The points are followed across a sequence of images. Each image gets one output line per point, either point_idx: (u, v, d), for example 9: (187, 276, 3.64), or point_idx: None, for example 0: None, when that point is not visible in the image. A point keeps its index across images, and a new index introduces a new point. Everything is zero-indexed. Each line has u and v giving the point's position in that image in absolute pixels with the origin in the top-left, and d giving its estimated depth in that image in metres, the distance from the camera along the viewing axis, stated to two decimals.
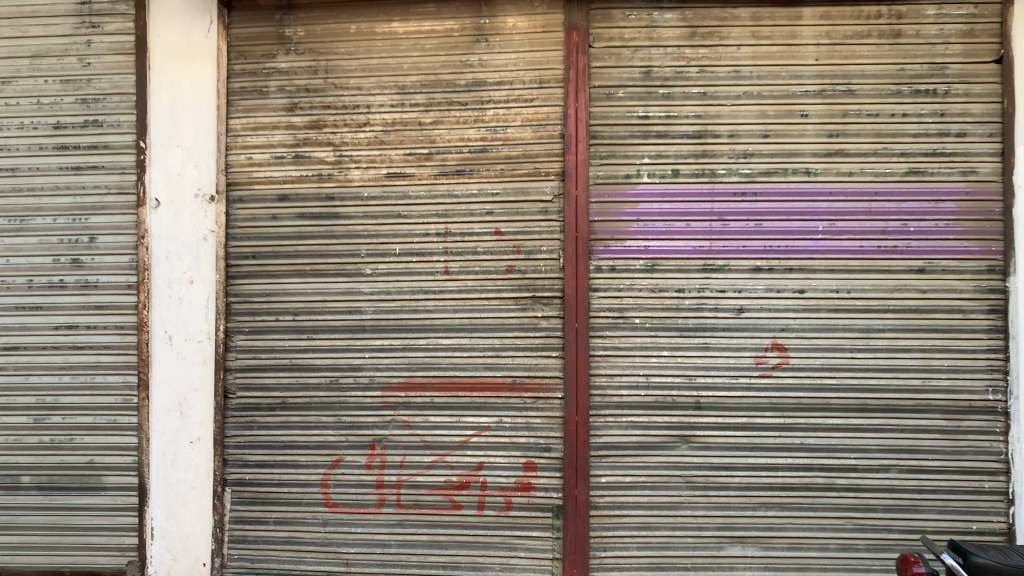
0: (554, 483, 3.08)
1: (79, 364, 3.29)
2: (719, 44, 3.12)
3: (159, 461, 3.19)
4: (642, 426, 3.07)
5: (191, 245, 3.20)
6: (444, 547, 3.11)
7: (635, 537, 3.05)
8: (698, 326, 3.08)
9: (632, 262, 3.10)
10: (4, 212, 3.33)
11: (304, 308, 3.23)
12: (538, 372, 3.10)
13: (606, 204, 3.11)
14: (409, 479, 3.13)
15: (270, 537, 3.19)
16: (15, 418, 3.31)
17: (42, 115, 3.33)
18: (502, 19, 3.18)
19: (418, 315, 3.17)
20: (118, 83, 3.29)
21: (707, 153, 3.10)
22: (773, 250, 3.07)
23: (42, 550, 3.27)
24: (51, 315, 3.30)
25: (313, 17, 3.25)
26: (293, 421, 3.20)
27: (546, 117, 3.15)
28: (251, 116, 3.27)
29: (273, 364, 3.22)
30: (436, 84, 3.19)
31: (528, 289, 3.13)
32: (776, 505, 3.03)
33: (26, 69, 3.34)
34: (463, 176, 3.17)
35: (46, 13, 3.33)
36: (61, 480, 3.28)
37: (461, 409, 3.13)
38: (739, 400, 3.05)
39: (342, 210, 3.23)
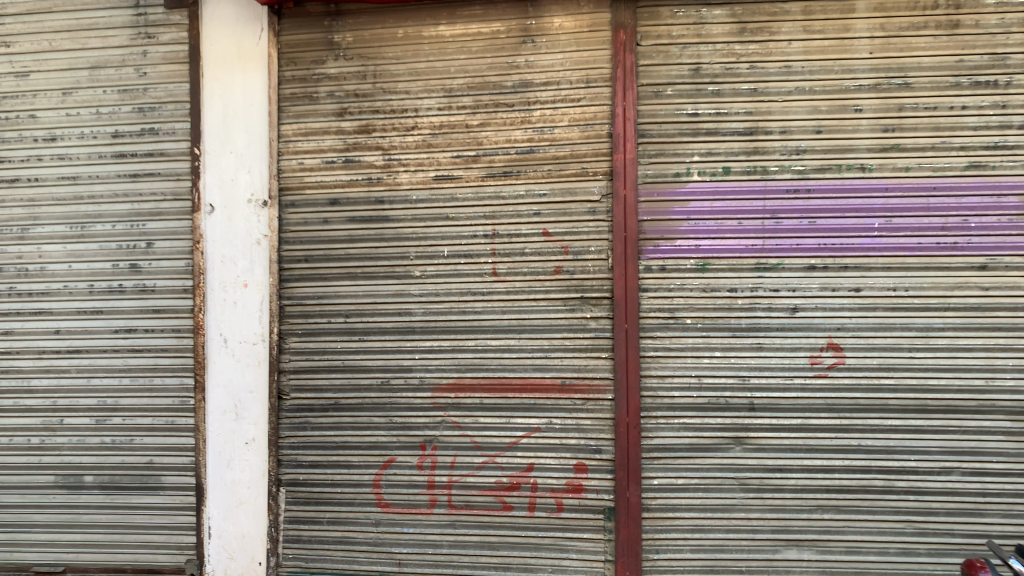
0: (606, 484, 3.06)
1: (138, 366, 3.37)
2: (770, 39, 3.07)
3: (216, 461, 3.26)
4: (694, 428, 3.03)
5: (245, 249, 3.27)
6: (495, 548, 3.11)
7: (688, 539, 3.02)
8: (751, 326, 3.03)
9: (682, 262, 3.06)
10: (66, 219, 3.44)
11: (355, 310, 3.26)
12: (587, 374, 3.09)
13: (655, 203, 3.08)
14: (461, 480, 3.15)
15: (324, 537, 3.23)
16: (77, 420, 3.40)
17: (101, 124, 3.42)
18: (549, 19, 3.18)
19: (468, 316, 3.18)
20: (173, 92, 3.37)
21: (759, 150, 3.05)
22: (828, 248, 3.01)
23: (104, 547, 3.37)
24: (111, 319, 3.39)
25: (361, 22, 3.28)
26: (345, 422, 3.24)
27: (593, 117, 3.14)
28: (301, 122, 3.31)
29: (325, 365, 3.26)
30: (484, 87, 3.20)
31: (577, 290, 3.12)
32: (833, 508, 2.97)
33: (86, 80, 3.43)
34: (511, 178, 3.17)
35: (104, 25, 3.42)
36: (121, 479, 3.36)
37: (511, 410, 3.14)
38: (794, 401, 3.00)
39: (391, 214, 3.25)
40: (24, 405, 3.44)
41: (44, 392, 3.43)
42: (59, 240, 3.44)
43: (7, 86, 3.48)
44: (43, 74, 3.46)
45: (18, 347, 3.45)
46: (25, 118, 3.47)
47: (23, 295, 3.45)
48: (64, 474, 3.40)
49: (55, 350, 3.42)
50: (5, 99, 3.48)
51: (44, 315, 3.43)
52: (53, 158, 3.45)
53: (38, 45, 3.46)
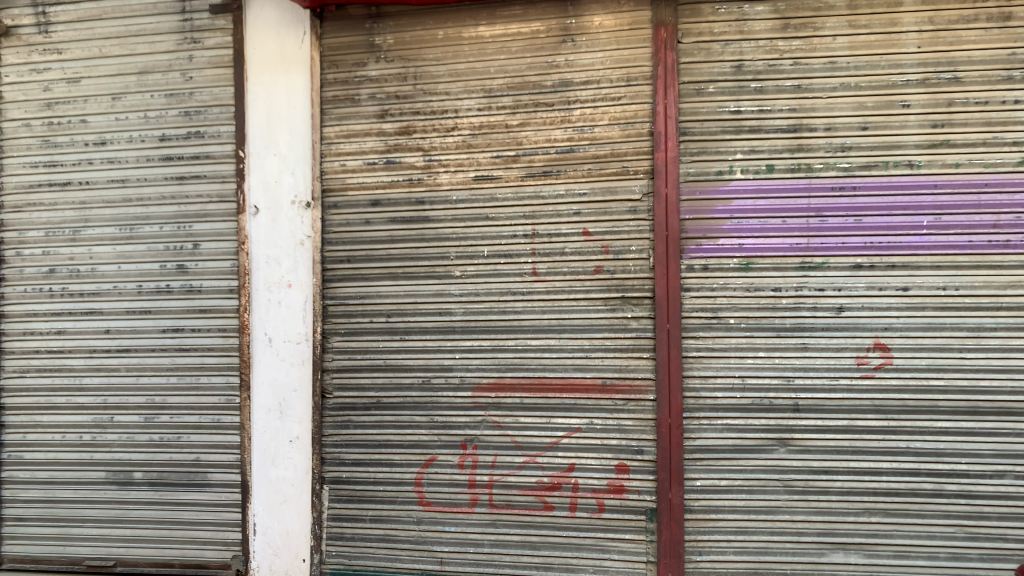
0: (648, 485, 3.05)
1: (185, 365, 3.44)
2: (814, 35, 3.02)
3: (261, 459, 3.32)
4: (738, 429, 3.00)
5: (289, 250, 3.32)
6: (537, 548, 3.11)
7: (732, 541, 2.99)
8: (796, 326, 2.99)
9: (725, 261, 3.03)
10: (116, 221, 3.52)
11: (396, 310, 3.29)
12: (628, 374, 3.07)
13: (697, 201, 3.05)
14: (501, 479, 3.15)
15: (366, 534, 3.26)
16: (127, 417, 3.47)
17: (149, 128, 3.50)
18: (589, 18, 3.17)
19: (508, 316, 3.19)
20: (218, 96, 3.43)
21: (803, 147, 3.01)
22: (874, 246, 2.95)
23: (153, 542, 3.44)
24: (159, 319, 3.46)
25: (401, 24, 3.30)
26: (387, 421, 3.26)
27: (634, 115, 3.12)
28: (343, 124, 3.34)
29: (367, 364, 3.29)
30: (524, 86, 3.20)
31: (618, 289, 3.11)
32: (881, 512, 2.92)
33: (134, 85, 3.51)
34: (551, 177, 3.17)
35: (152, 31, 3.49)
36: (169, 476, 3.43)
37: (551, 410, 3.13)
38: (840, 402, 2.95)
39: (432, 214, 3.27)
40: (76, 403, 3.52)
41: (95, 390, 3.51)
42: (109, 241, 3.52)
43: (58, 91, 3.57)
44: (93, 79, 3.54)
45: (71, 346, 3.54)
46: (76, 122, 3.56)
47: (75, 296, 3.54)
48: (114, 470, 3.48)
49: (105, 349, 3.51)
50: (57, 104, 3.57)
51: (94, 315, 3.52)
52: (103, 161, 3.53)
53: (88, 51, 3.54)
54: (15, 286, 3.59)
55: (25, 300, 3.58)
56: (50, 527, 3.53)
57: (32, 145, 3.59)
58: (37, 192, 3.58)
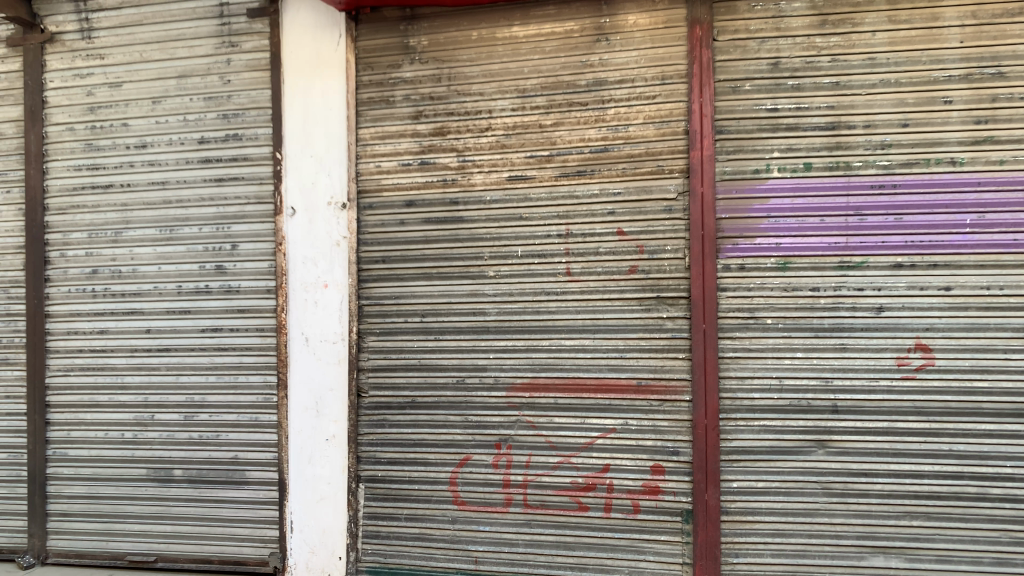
0: (683, 487, 3.03)
1: (224, 365, 3.49)
2: (852, 31, 2.98)
3: (298, 458, 3.35)
4: (775, 431, 2.96)
5: (326, 251, 3.35)
6: (572, 548, 3.11)
7: (769, 544, 2.95)
8: (834, 326, 2.95)
9: (762, 260, 3.00)
10: (156, 222, 3.58)
11: (430, 310, 3.30)
12: (664, 374, 3.06)
13: (734, 200, 3.03)
14: (536, 479, 3.15)
15: (401, 533, 3.28)
16: (167, 416, 3.53)
17: (188, 131, 3.56)
18: (624, 17, 3.16)
19: (542, 316, 3.19)
20: (256, 99, 3.48)
21: (842, 145, 2.97)
22: (915, 245, 2.90)
23: (192, 539, 3.49)
24: (198, 319, 3.52)
25: (435, 26, 3.32)
26: (422, 420, 3.28)
27: (669, 114, 3.10)
28: (379, 126, 3.37)
29: (402, 364, 3.31)
30: (558, 86, 3.20)
31: (653, 289, 3.09)
32: (922, 515, 2.87)
33: (174, 89, 3.56)
34: (585, 177, 3.16)
35: (191, 35, 3.54)
36: (208, 474, 3.48)
37: (586, 411, 3.13)
38: (880, 404, 2.90)
39: (466, 214, 3.28)
40: (118, 401, 3.59)
41: (136, 389, 3.58)
42: (150, 242, 3.58)
43: (101, 96, 3.64)
44: (134, 83, 3.61)
45: (112, 345, 3.61)
46: (118, 126, 3.62)
47: (117, 296, 3.61)
48: (155, 468, 3.54)
49: (146, 349, 3.57)
50: (100, 108, 3.65)
51: (135, 315, 3.58)
52: (144, 164, 3.59)
53: (130, 56, 3.61)
54: (59, 287, 3.67)
55: (69, 300, 3.66)
56: (93, 522, 3.60)
57: (76, 149, 3.67)
58: (81, 194, 3.66)
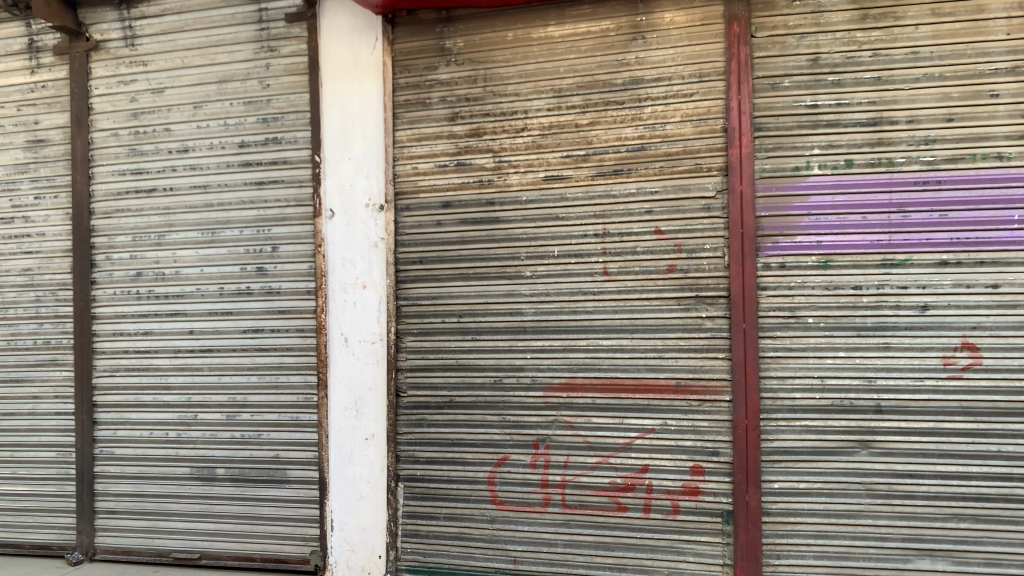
0: (724, 488, 3.00)
1: (265, 365, 3.54)
2: (894, 25, 2.93)
3: (338, 457, 3.39)
4: (817, 431, 2.93)
5: (364, 252, 3.39)
6: (611, 548, 3.10)
7: (812, 545, 2.91)
8: (877, 325, 2.90)
9: (803, 258, 2.96)
10: (197, 225, 3.64)
11: (467, 310, 3.32)
12: (703, 374, 3.03)
13: (773, 198, 2.99)
14: (574, 479, 3.15)
15: (441, 532, 3.30)
16: (210, 415, 3.59)
17: (229, 135, 3.61)
18: (660, 15, 3.14)
19: (579, 316, 3.18)
20: (295, 102, 3.53)
21: (884, 141, 2.92)
22: (962, 242, 2.84)
23: (235, 537, 3.54)
24: (240, 320, 3.58)
25: (471, 27, 3.33)
26: (460, 420, 3.29)
27: (707, 111, 3.08)
28: (415, 127, 3.39)
29: (440, 364, 3.33)
30: (594, 85, 3.19)
31: (691, 289, 3.07)
32: (970, 517, 2.81)
33: (215, 94, 3.62)
34: (622, 176, 3.15)
35: (231, 41, 3.60)
36: (250, 472, 3.54)
37: (624, 411, 3.11)
38: (925, 404, 2.85)
39: (503, 214, 3.29)
40: (162, 401, 3.66)
41: (180, 389, 3.64)
42: (192, 245, 3.64)
43: (144, 101, 3.71)
44: (176, 89, 3.67)
45: (156, 346, 3.68)
46: (161, 131, 3.69)
47: (160, 298, 3.67)
48: (198, 466, 3.60)
49: (189, 349, 3.64)
50: (143, 114, 3.72)
51: (178, 316, 3.65)
52: (186, 168, 3.66)
53: (172, 62, 3.67)
54: (105, 289, 3.75)
55: (114, 302, 3.74)
56: (139, 520, 3.67)
57: (120, 154, 3.75)
58: (125, 198, 3.73)
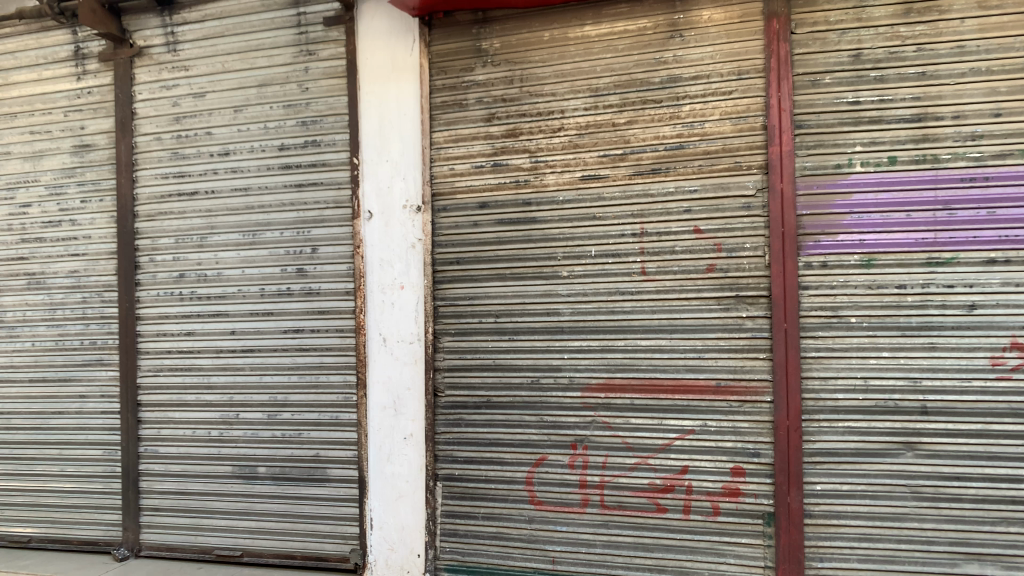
0: (765, 489, 2.97)
1: (305, 365, 3.58)
2: (939, 19, 2.87)
3: (376, 456, 3.42)
4: (861, 432, 2.88)
5: (402, 253, 3.41)
6: (650, 550, 3.08)
7: (856, 548, 2.87)
8: (923, 324, 2.85)
9: (845, 257, 2.91)
10: (239, 227, 3.69)
11: (504, 310, 3.32)
12: (744, 374, 3.00)
13: (815, 196, 2.96)
14: (613, 480, 3.14)
15: (479, 531, 3.31)
16: (251, 414, 3.64)
17: (269, 138, 3.66)
18: (698, 13, 3.12)
19: (617, 316, 3.17)
20: (333, 105, 3.56)
21: (929, 137, 2.87)
22: (1010, 240, 2.79)
23: (277, 535, 3.59)
24: (281, 320, 3.63)
25: (507, 28, 3.33)
26: (497, 420, 3.30)
27: (746, 109, 3.05)
28: (452, 129, 3.41)
29: (477, 364, 3.34)
30: (631, 84, 3.18)
31: (731, 289, 3.04)
32: (1020, 521, 2.75)
33: (255, 98, 3.67)
34: (660, 175, 3.13)
35: (270, 45, 3.65)
36: (291, 471, 3.58)
37: (663, 412, 3.10)
38: (973, 405, 2.80)
39: (540, 214, 3.29)
40: (205, 400, 3.72)
41: (222, 389, 3.70)
42: (233, 247, 3.70)
43: (186, 106, 3.78)
44: (217, 94, 3.73)
45: (199, 346, 3.74)
46: (202, 135, 3.75)
47: (202, 299, 3.74)
48: (239, 465, 3.65)
49: (231, 349, 3.69)
50: (185, 118, 3.78)
51: (220, 317, 3.71)
52: (228, 171, 3.71)
53: (213, 67, 3.73)
54: (149, 291, 3.82)
55: (158, 304, 3.80)
56: (183, 517, 3.74)
57: (163, 158, 3.81)
58: (168, 202, 3.80)
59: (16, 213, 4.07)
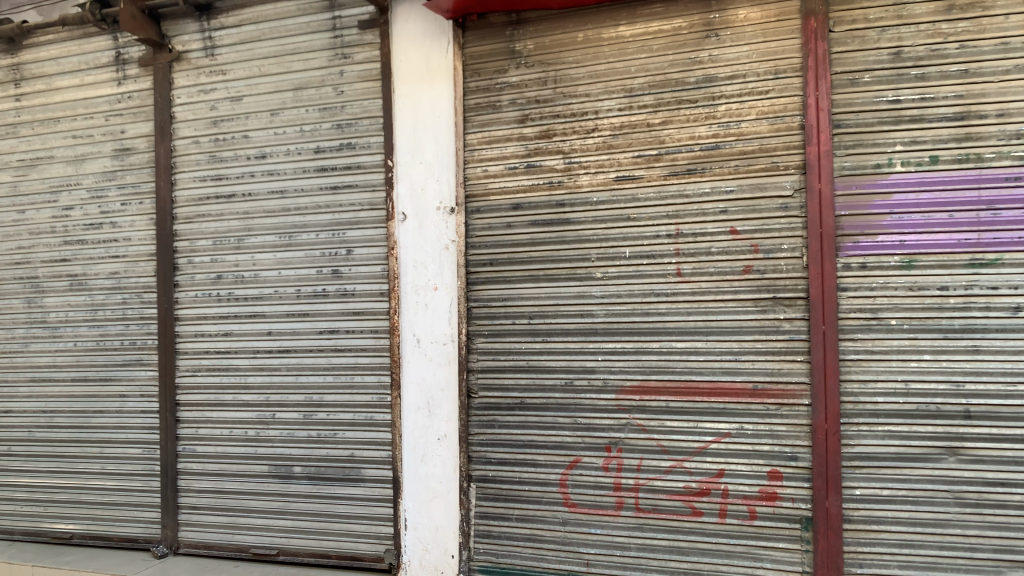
0: (803, 494, 2.93)
1: (340, 365, 3.61)
2: (982, 15, 2.82)
3: (411, 457, 3.44)
4: (901, 436, 2.83)
5: (436, 255, 3.43)
6: (686, 553, 3.06)
7: (896, 555, 2.82)
8: (966, 327, 2.79)
9: (885, 258, 2.87)
10: (276, 229, 3.73)
11: (537, 312, 3.32)
12: (781, 377, 2.97)
13: (853, 197, 2.91)
14: (647, 483, 3.12)
15: (513, 533, 3.31)
16: (287, 415, 3.68)
17: (305, 141, 3.70)
18: (734, 12, 3.09)
19: (651, 318, 3.15)
20: (368, 108, 3.59)
21: (972, 136, 2.81)
22: None
23: (312, 534, 3.62)
24: (316, 321, 3.66)
25: (541, 29, 3.33)
26: (531, 421, 3.30)
27: (783, 109, 3.02)
28: (486, 131, 3.41)
29: (511, 365, 3.34)
30: (666, 84, 3.16)
31: (768, 290, 3.01)
32: None
33: (291, 101, 3.71)
34: (695, 175, 3.11)
35: (306, 48, 3.68)
36: (326, 471, 3.60)
37: (698, 415, 3.07)
38: (1018, 410, 2.74)
39: (574, 216, 3.28)
40: (242, 400, 3.77)
41: (258, 389, 3.74)
42: (270, 249, 3.74)
43: (223, 110, 3.83)
44: (253, 97, 3.77)
45: (236, 346, 3.78)
46: (239, 138, 3.80)
47: (240, 300, 3.78)
48: (276, 465, 3.69)
49: (268, 350, 3.73)
50: (222, 121, 3.83)
51: (257, 318, 3.75)
52: (264, 173, 3.75)
53: (250, 70, 3.77)
54: (187, 292, 3.88)
55: (196, 304, 3.86)
56: (220, 515, 3.78)
57: (201, 161, 3.87)
58: (206, 204, 3.86)
59: (58, 215, 4.15)
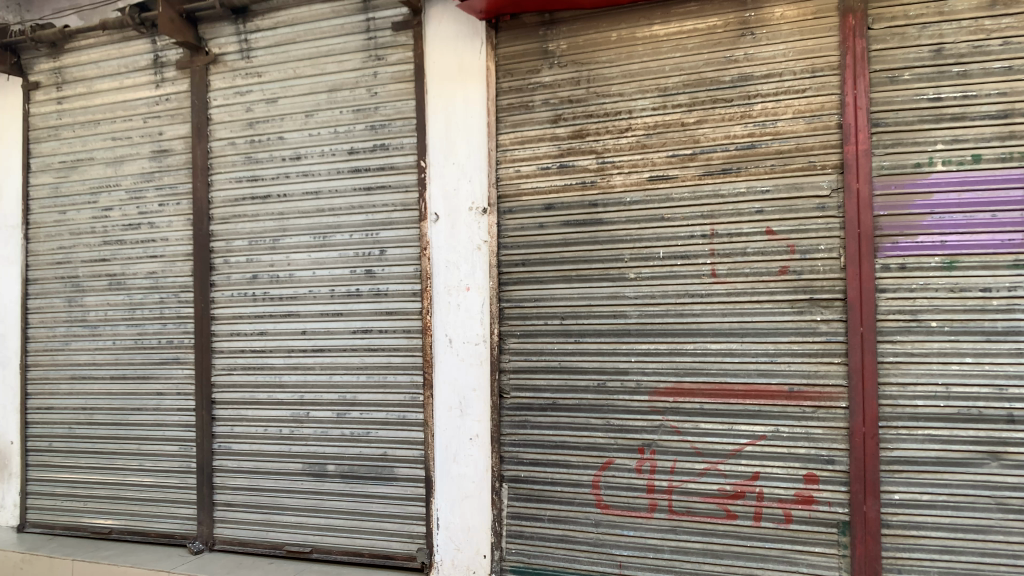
0: (840, 498, 2.89)
1: (373, 365, 3.64)
2: None
3: (443, 456, 3.46)
4: (941, 441, 2.78)
5: (468, 255, 3.44)
6: (720, 556, 3.04)
7: (936, 561, 2.76)
8: (1009, 329, 2.74)
9: (925, 259, 2.82)
10: (310, 229, 3.77)
11: (570, 312, 3.31)
12: (818, 380, 2.93)
13: (893, 196, 2.87)
14: (681, 485, 3.10)
15: (545, 534, 3.30)
16: (321, 413, 3.71)
17: (339, 142, 3.72)
18: (769, 10, 3.06)
19: (685, 319, 3.13)
20: (402, 110, 3.61)
21: (1015, 135, 2.75)
22: None
23: (345, 532, 3.64)
24: (350, 321, 3.68)
25: (574, 29, 3.32)
26: (563, 422, 3.29)
27: (820, 108, 2.98)
28: (518, 131, 3.40)
29: (543, 366, 3.33)
30: (700, 83, 3.14)
31: (805, 291, 2.97)
32: None
33: (325, 102, 3.74)
34: (730, 175, 3.08)
35: (341, 50, 3.71)
36: (359, 469, 3.63)
37: (733, 417, 3.04)
38: None
39: (606, 216, 3.26)
40: (276, 398, 3.81)
41: (293, 387, 3.78)
42: (304, 249, 3.78)
43: (259, 111, 3.87)
44: (288, 99, 3.81)
45: (271, 346, 3.82)
46: (275, 139, 3.84)
47: (275, 300, 3.82)
48: (310, 463, 3.72)
49: (302, 349, 3.77)
50: (258, 123, 3.87)
51: (292, 317, 3.79)
52: (299, 174, 3.79)
53: (285, 72, 3.81)
54: (223, 291, 3.93)
55: (232, 304, 3.91)
56: (255, 513, 3.83)
57: (237, 162, 3.92)
58: (241, 205, 3.90)
59: (99, 216, 4.23)
